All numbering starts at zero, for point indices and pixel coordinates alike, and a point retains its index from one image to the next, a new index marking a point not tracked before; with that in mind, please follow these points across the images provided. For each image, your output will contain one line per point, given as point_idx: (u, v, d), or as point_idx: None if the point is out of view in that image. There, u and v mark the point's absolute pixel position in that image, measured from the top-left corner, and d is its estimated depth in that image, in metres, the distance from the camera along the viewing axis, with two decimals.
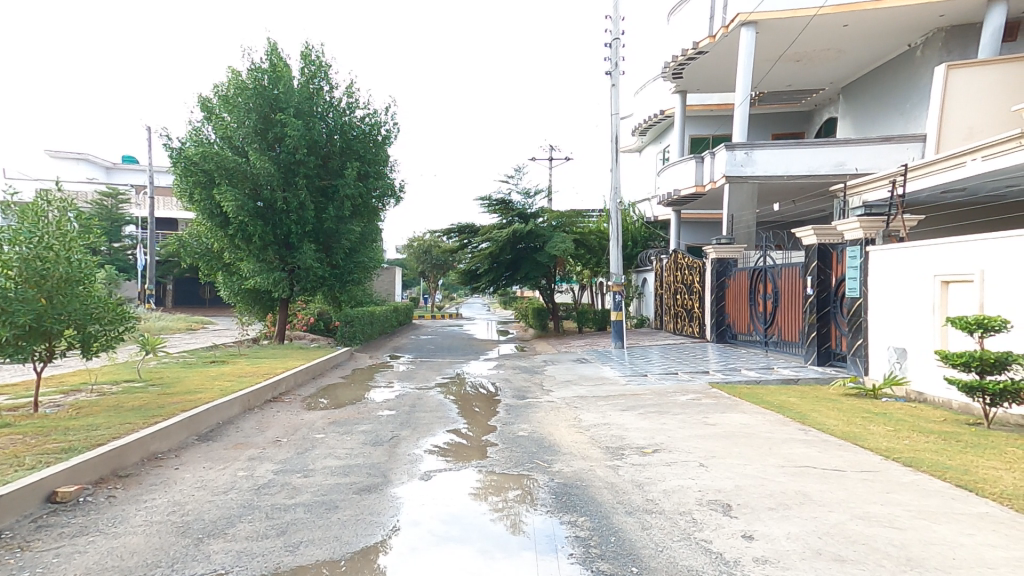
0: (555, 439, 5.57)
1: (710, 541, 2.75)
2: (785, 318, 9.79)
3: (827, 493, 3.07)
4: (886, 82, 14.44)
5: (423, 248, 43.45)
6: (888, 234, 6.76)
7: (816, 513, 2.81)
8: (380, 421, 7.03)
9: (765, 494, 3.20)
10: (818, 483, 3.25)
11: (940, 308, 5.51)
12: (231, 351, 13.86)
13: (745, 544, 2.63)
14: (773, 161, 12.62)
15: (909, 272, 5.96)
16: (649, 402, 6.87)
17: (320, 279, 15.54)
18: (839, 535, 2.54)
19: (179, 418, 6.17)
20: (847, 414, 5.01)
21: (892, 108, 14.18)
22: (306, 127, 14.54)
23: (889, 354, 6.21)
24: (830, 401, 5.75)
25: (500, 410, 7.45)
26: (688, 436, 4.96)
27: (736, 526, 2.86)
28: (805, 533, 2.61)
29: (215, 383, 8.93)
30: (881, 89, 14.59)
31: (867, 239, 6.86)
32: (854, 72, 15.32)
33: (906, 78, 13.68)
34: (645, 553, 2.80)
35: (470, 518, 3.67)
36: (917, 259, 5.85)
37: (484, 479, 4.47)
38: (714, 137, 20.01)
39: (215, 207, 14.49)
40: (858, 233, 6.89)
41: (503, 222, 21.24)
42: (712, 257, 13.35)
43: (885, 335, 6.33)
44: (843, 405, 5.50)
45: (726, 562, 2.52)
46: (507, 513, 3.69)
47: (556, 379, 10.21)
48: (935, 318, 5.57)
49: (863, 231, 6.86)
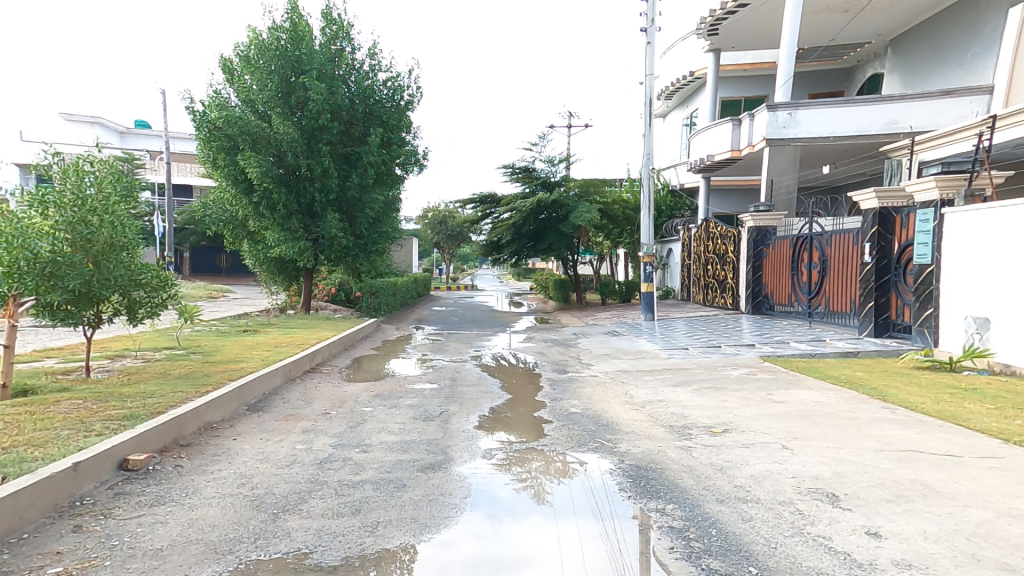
0: (612, 417, 5.39)
1: (829, 538, 2.55)
2: (834, 288, 9.43)
3: (949, 487, 2.87)
4: (940, 30, 13.40)
5: (438, 218, 43.19)
6: (971, 193, 6.30)
7: (950, 509, 2.65)
8: (424, 394, 6.95)
9: (876, 484, 3.00)
10: (935, 473, 3.05)
11: None
12: (261, 320, 13.91)
13: (875, 544, 2.45)
14: (819, 122, 11.97)
15: (1002, 236, 5.54)
16: (702, 377, 6.67)
17: (344, 249, 15.35)
18: (993, 537, 2.40)
19: (229, 388, 6.15)
20: (931, 391, 4.75)
21: (948, 58, 13.17)
22: (329, 91, 14.10)
23: (968, 324, 5.89)
24: (903, 375, 5.52)
25: (545, 385, 7.33)
26: (757, 413, 4.74)
27: (854, 520, 2.67)
28: (947, 533, 2.46)
29: (254, 352, 8.93)
30: (936, 38, 13.52)
31: (943, 200, 6.46)
32: (905, 21, 14.23)
33: (964, 24, 12.61)
34: (758, 550, 2.57)
35: (493, 486, 3.82)
36: (1010, 219, 5.46)
37: (504, 452, 4.57)
38: (746, 99, 19.04)
39: (240, 172, 14.23)
40: (933, 194, 6.50)
41: (527, 191, 20.76)
42: (749, 225, 12.80)
43: (962, 304, 6.01)
44: (920, 380, 5.24)
45: (860, 564, 2.33)
46: (531, 484, 3.84)
47: (592, 352, 10.04)
48: None
49: (939, 192, 6.45)
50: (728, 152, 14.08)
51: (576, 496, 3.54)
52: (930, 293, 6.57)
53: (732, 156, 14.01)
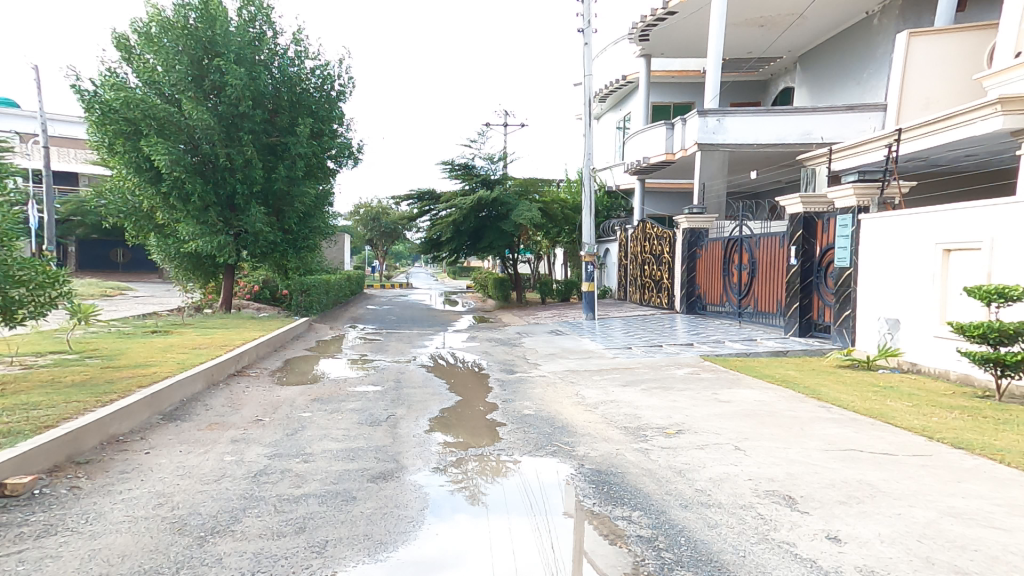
0: (567, 418, 5.29)
1: (794, 544, 2.43)
2: (762, 289, 10.00)
3: (896, 483, 2.96)
4: (842, 48, 14.45)
5: (371, 215, 41.70)
6: (882, 202, 6.94)
7: (901, 510, 2.66)
8: (368, 398, 6.56)
9: (827, 484, 2.98)
10: (880, 470, 3.15)
11: (942, 277, 5.65)
12: (174, 320, 12.62)
13: (837, 549, 2.35)
14: (744, 130, 12.65)
15: (912, 242, 6.02)
16: (648, 377, 6.77)
17: (271, 245, 14.31)
18: (938, 539, 2.39)
19: (140, 396, 5.44)
20: (857, 388, 5.07)
21: (849, 75, 14.26)
22: (250, 76, 12.96)
23: (880, 324, 6.47)
24: (829, 373, 5.89)
25: (495, 386, 7.17)
26: (706, 414, 4.77)
27: (815, 524, 2.58)
28: (900, 536, 2.42)
29: (165, 355, 8.00)
30: (838, 57, 14.61)
31: (859, 207, 7.00)
32: (812, 39, 15.26)
33: (862, 45, 13.70)
34: (727, 559, 2.39)
35: (426, 488, 3.70)
36: (918, 228, 5.93)
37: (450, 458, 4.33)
38: (674, 105, 19.62)
39: (145, 160, 12.87)
40: (852, 200, 7.02)
41: (466, 189, 20.44)
42: (684, 227, 13.38)
43: (877, 305, 6.55)
44: (848, 378, 5.57)
45: (826, 572, 2.21)
46: (466, 484, 3.76)
47: (538, 352, 9.96)
48: (938, 286, 5.69)
49: (856, 199, 6.99)
50: (662, 155, 14.54)
51: (509, 495, 3.51)
52: (849, 296, 7.17)
53: (666, 159, 14.49)
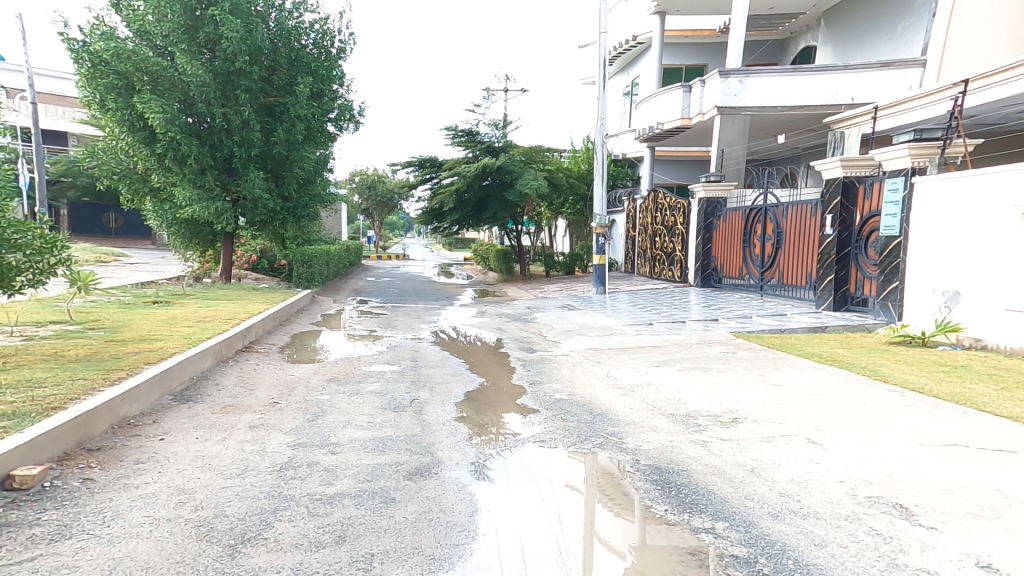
0: (605, 402, 4.97)
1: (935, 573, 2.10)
2: (788, 260, 9.64)
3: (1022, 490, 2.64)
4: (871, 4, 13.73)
5: (367, 183, 40.64)
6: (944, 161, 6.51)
7: None
8: (388, 379, 6.23)
9: (944, 492, 2.66)
10: (993, 472, 2.83)
11: (1019, 241, 5.33)
12: (172, 289, 12.12)
13: None
14: (768, 91, 11.99)
15: (979, 201, 5.70)
16: (681, 356, 6.46)
17: (270, 213, 13.73)
18: None
19: (149, 374, 5.06)
20: (926, 369, 4.74)
21: (879, 31, 13.52)
22: (246, 29, 12.00)
23: (938, 298, 6.14)
24: (880, 352, 5.54)
25: (518, 366, 6.86)
26: (761, 399, 4.44)
27: (949, 546, 2.26)
28: None
29: (169, 329, 7.58)
30: (868, 12, 13.84)
31: (915, 168, 6.64)
32: None
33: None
34: None
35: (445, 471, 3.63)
36: (991, 189, 5.58)
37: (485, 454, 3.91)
38: (686, 68, 18.81)
39: (139, 118, 12.09)
40: (907, 161, 6.64)
41: (471, 156, 19.71)
42: (701, 197, 12.82)
43: (931, 277, 6.25)
44: (906, 357, 5.24)
45: None
46: (475, 461, 3.79)
47: (555, 329, 9.63)
48: (1013, 255, 5.38)
49: (911, 160, 6.63)
50: (678, 120, 13.91)
51: (512, 466, 3.66)
52: (895, 267, 6.85)
53: (682, 125, 13.86)
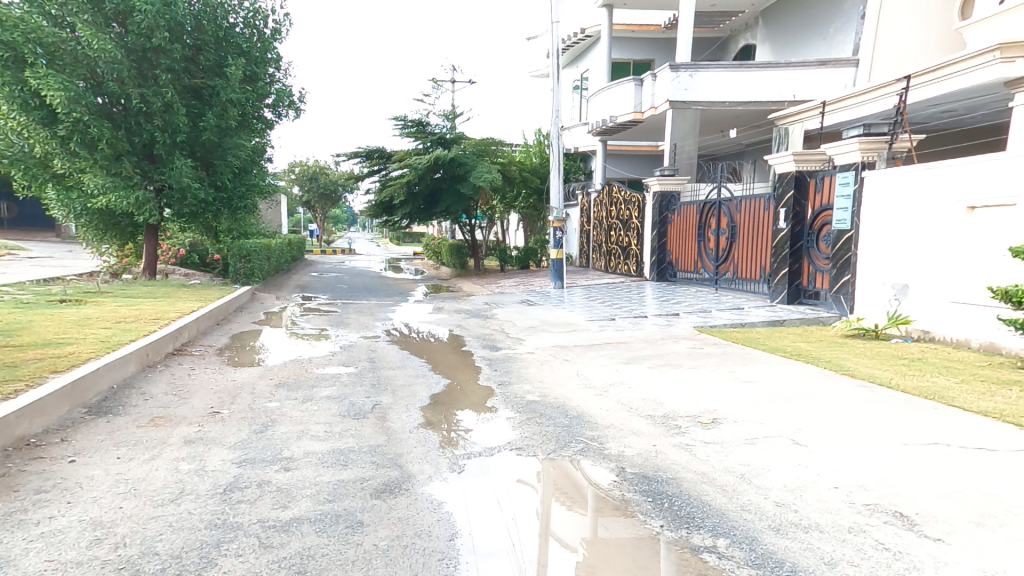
0: (578, 402, 4.78)
1: None
2: (743, 255, 9.89)
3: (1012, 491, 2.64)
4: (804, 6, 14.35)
5: (308, 174, 38.72)
6: (890, 156, 6.97)
7: None
8: (344, 383, 5.77)
9: (941, 498, 2.63)
10: (980, 473, 2.84)
11: (966, 235, 5.65)
12: (86, 287, 10.84)
13: None
14: (717, 86, 12.36)
15: (929, 195, 6.02)
16: (649, 352, 6.40)
17: (201, 204, 12.63)
18: None
19: (56, 385, 4.36)
20: (889, 363, 4.88)
21: (814, 31, 14.11)
22: (163, 1, 10.87)
23: (889, 291, 6.54)
24: (842, 345, 5.65)
25: (484, 367, 6.58)
26: (736, 397, 4.38)
27: (960, 560, 2.19)
28: None
29: (81, 331, 6.68)
30: (802, 12, 14.42)
31: (864, 163, 7.07)
32: None
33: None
34: None
35: (418, 488, 3.27)
36: (942, 184, 5.87)
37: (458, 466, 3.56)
38: (634, 62, 19.03)
39: (33, 96, 10.68)
40: (857, 156, 7.08)
41: (421, 148, 19.08)
42: (655, 191, 12.96)
43: (883, 270, 6.62)
44: (866, 351, 5.38)
45: None
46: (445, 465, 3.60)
47: (516, 325, 9.39)
48: (958, 250, 5.75)
49: (861, 154, 7.06)
50: (630, 114, 13.99)
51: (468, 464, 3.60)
52: (847, 260, 7.29)
53: (635, 118, 13.99)
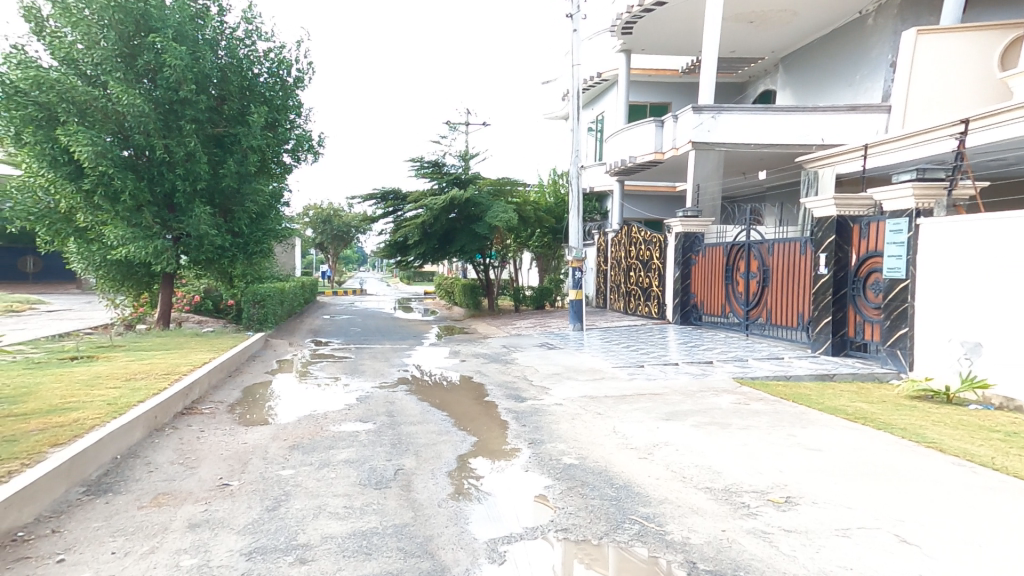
0: (622, 468, 4.30)
1: None
2: (776, 301, 9.64)
3: None
4: (829, 53, 14.36)
5: (322, 217, 39.23)
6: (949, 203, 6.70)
7: None
8: (363, 443, 5.35)
9: None
10: None
11: None
12: (100, 340, 10.59)
13: None
14: (742, 127, 12.21)
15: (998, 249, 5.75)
16: (689, 405, 5.92)
17: (218, 249, 12.56)
18: None
19: (53, 465, 4.04)
20: (976, 437, 4.43)
21: (839, 76, 14.06)
22: (192, 56, 11.12)
23: (958, 348, 6.11)
24: (913, 413, 5.21)
25: (512, 421, 6.13)
26: (805, 468, 3.90)
27: None
28: None
29: (88, 393, 6.38)
30: (826, 58, 14.49)
31: (919, 210, 6.75)
32: (797, 40, 15.16)
33: (853, 46, 13.52)
34: None
35: None
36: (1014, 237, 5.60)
37: (502, 553, 3.10)
38: (650, 105, 19.18)
39: (62, 152, 10.75)
40: (911, 202, 6.77)
41: (437, 188, 19.12)
42: (678, 232, 12.83)
43: (949, 328, 6.26)
44: (943, 420, 4.92)
45: None
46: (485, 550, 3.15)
47: (540, 372, 8.96)
48: None
49: (916, 201, 6.75)
50: (651, 154, 14.07)
51: (483, 516, 3.61)
52: (903, 311, 6.92)
53: (655, 159, 13.99)
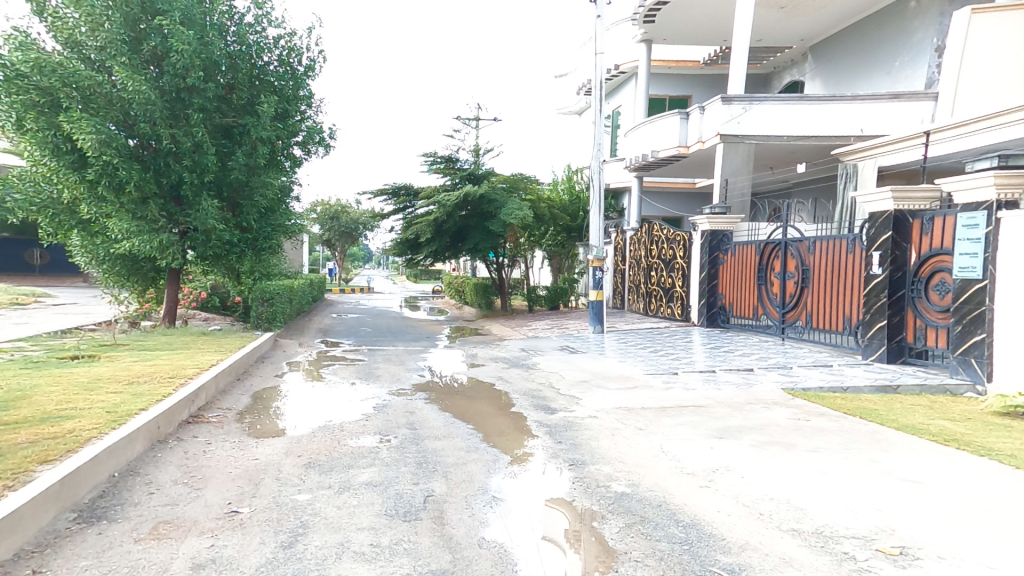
0: (685, 499, 3.76)
1: None
2: (816, 303, 9.21)
3: None
4: (866, 41, 13.77)
5: (330, 213, 38.77)
6: None
7: None
8: (384, 462, 4.84)
9: None
10: None
11: None
12: (104, 338, 10.13)
13: None
14: (773, 118, 11.78)
15: None
16: (742, 421, 5.38)
17: (225, 245, 12.10)
18: None
19: (39, 487, 3.57)
20: None
21: (876, 64, 13.47)
22: (200, 41, 10.66)
23: None
24: (1009, 436, 4.64)
25: (544, 436, 5.60)
26: (910, 509, 3.35)
27: None
28: None
29: (87, 399, 5.90)
30: (862, 45, 13.91)
31: (1001, 200, 6.25)
32: (830, 27, 14.56)
33: (893, 31, 12.92)
34: None
35: None
36: None
37: None
38: (670, 98, 18.67)
39: (65, 141, 10.38)
40: (991, 193, 6.26)
41: (450, 184, 18.62)
42: (706, 231, 12.33)
43: None
44: None
45: None
46: None
47: (565, 380, 8.44)
48: None
49: (996, 191, 6.24)
50: (676, 148, 13.69)
51: (499, 521, 3.62)
52: (976, 315, 6.43)
53: (681, 153, 13.60)
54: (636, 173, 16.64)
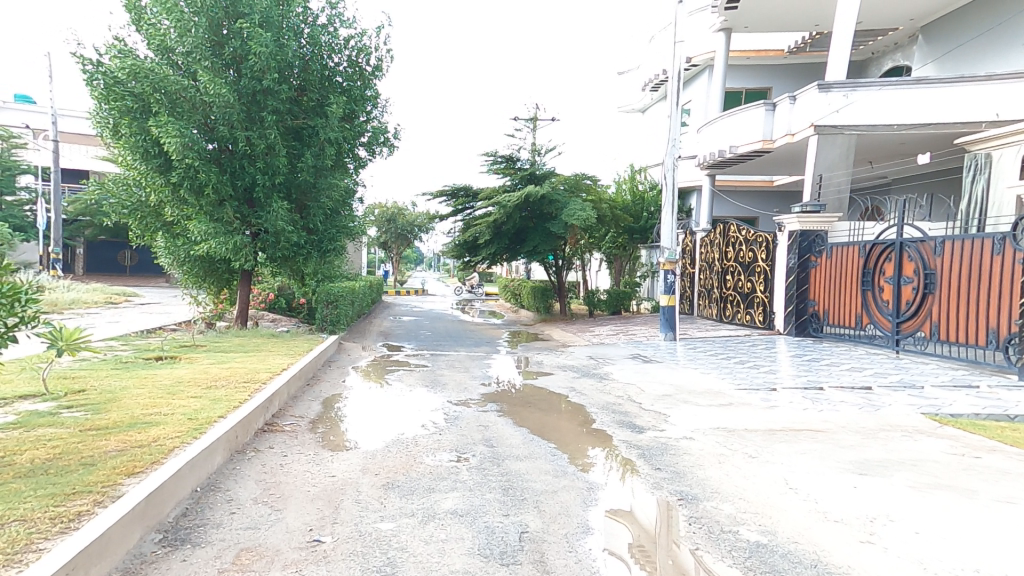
0: (843, 558, 3.08)
1: None
2: (945, 312, 8.54)
3: None
4: (998, 15, 12.62)
5: (387, 215, 39.50)
6: None
7: None
8: (469, 485, 4.43)
9: None
10: None
11: None
12: (183, 338, 10.38)
13: None
14: (881, 106, 10.95)
15: None
16: (880, 455, 4.60)
17: (294, 247, 12.26)
18: None
19: (127, 504, 3.38)
20: None
21: (1008, 40, 12.45)
22: (276, 44, 10.83)
23: None
24: None
25: (639, 460, 5.03)
26: None
27: None
28: None
29: (169, 402, 5.85)
30: (988, 21, 12.89)
31: None
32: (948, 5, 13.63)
33: None
34: None
35: None
36: None
37: None
38: (746, 92, 17.68)
39: (154, 144, 10.79)
40: None
41: (511, 184, 18.26)
42: (795, 230, 11.47)
43: None
44: None
45: None
46: None
47: (646, 393, 7.80)
48: None
49: None
50: (758, 142, 12.90)
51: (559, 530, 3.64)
52: None
53: (763, 147, 12.83)
54: (708, 171, 15.79)
